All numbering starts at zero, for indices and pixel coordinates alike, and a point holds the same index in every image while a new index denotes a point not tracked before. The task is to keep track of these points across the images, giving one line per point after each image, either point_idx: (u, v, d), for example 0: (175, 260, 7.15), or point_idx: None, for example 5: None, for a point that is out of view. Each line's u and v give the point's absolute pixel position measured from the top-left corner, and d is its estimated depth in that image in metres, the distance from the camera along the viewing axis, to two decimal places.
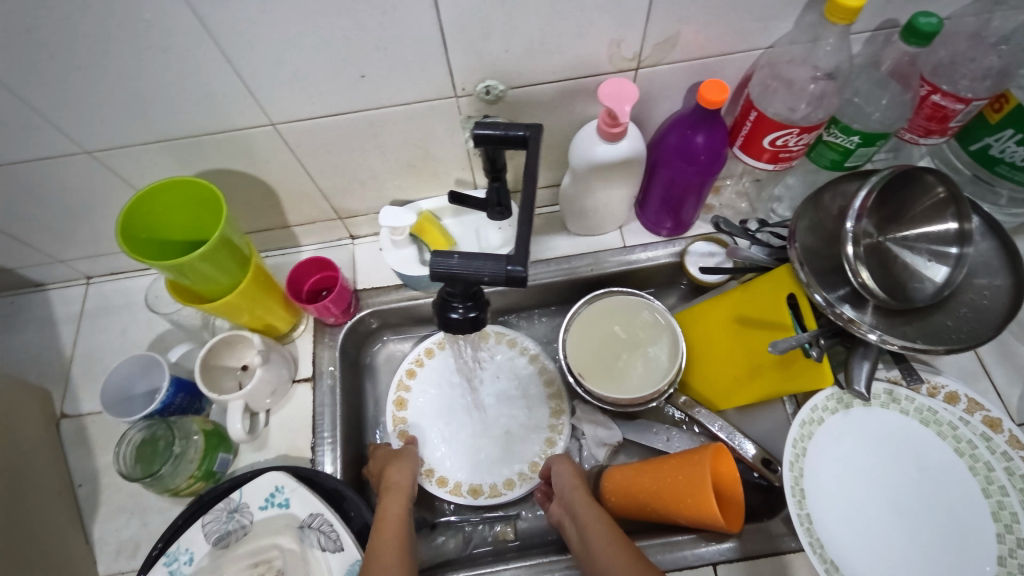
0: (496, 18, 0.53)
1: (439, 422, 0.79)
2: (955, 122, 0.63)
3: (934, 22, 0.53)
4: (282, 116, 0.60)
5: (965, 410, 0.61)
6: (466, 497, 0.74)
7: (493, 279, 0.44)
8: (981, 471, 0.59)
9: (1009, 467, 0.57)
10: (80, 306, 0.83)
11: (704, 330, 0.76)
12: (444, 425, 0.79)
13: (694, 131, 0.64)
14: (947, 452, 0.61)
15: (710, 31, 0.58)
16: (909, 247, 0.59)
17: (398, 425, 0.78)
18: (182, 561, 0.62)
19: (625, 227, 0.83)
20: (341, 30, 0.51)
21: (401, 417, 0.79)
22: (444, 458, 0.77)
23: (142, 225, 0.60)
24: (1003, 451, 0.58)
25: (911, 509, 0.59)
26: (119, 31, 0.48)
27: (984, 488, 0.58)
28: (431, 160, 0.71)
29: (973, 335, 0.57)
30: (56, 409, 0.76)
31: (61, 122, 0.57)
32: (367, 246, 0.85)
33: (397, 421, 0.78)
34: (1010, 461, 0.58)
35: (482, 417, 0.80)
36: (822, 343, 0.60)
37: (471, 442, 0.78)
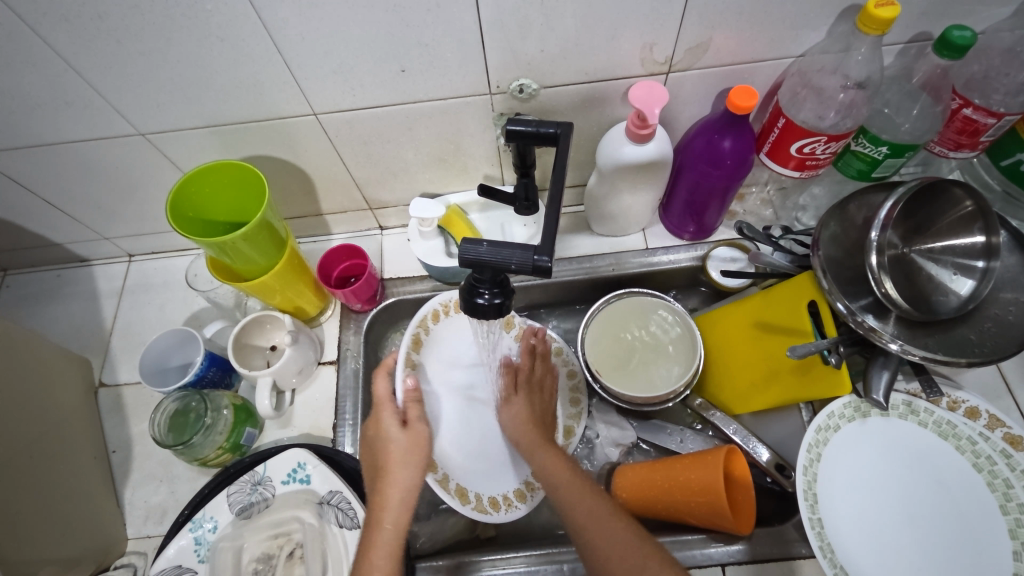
0: (534, 18, 0.55)
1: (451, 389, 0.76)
2: (986, 136, 0.63)
3: (968, 36, 0.54)
4: (323, 107, 0.63)
5: (985, 426, 0.61)
6: (454, 499, 0.69)
7: (520, 268, 0.45)
8: (999, 488, 0.58)
9: None
10: (122, 282, 0.87)
11: (723, 335, 0.76)
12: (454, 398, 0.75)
13: (721, 136, 0.65)
14: (965, 467, 0.60)
15: (743, 37, 0.59)
16: (934, 259, 0.59)
17: (408, 367, 0.72)
18: (207, 528, 0.64)
19: (648, 229, 0.85)
20: (387, 26, 0.54)
21: (412, 359, 0.73)
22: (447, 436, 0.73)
23: (190, 205, 0.64)
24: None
25: (925, 522, 0.59)
26: (181, 20, 0.51)
27: (1002, 505, 0.58)
28: (463, 155, 0.74)
29: (996, 349, 0.57)
30: (95, 378, 0.80)
31: (120, 105, 0.61)
32: (395, 237, 0.87)
33: (410, 360, 0.72)
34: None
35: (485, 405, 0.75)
36: (842, 350, 0.60)
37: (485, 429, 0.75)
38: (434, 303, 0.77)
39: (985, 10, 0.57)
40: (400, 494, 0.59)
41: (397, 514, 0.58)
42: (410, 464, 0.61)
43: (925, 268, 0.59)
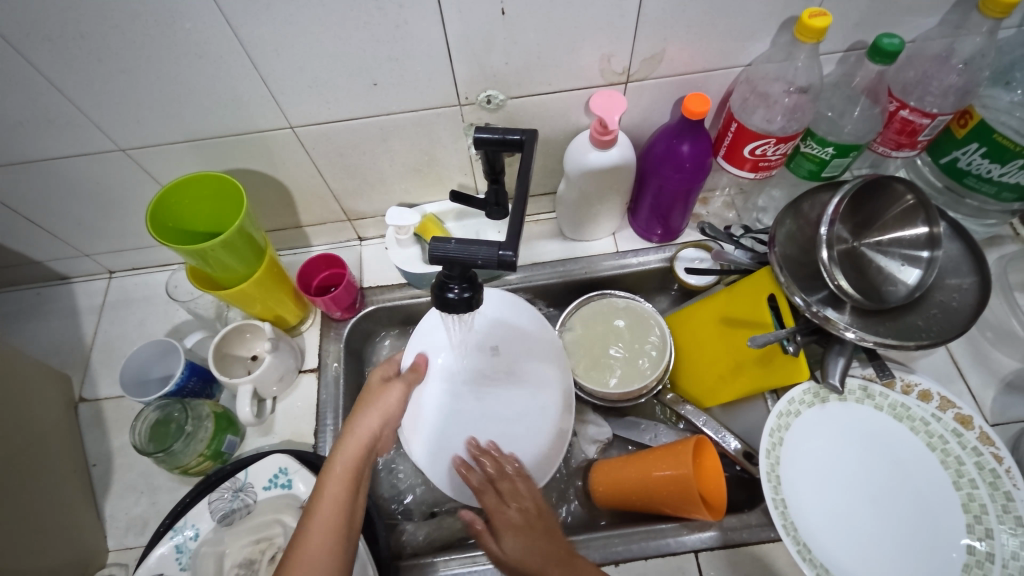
0: (498, 33, 0.58)
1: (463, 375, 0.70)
2: (923, 136, 0.68)
3: (897, 43, 0.58)
4: (300, 120, 0.66)
5: (938, 407, 0.64)
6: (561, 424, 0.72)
7: (486, 262, 0.48)
8: (952, 465, 0.62)
9: (978, 462, 0.61)
10: (102, 298, 0.88)
11: (692, 332, 0.79)
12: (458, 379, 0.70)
13: (680, 141, 0.69)
14: (921, 446, 0.64)
15: (694, 49, 0.63)
16: (882, 251, 0.63)
17: None
18: (188, 536, 0.65)
19: (618, 233, 0.88)
20: (359, 41, 0.57)
21: None
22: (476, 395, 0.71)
23: (171, 214, 0.66)
24: (973, 446, 0.61)
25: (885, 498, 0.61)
26: (162, 40, 0.54)
27: (955, 481, 0.61)
28: (436, 166, 0.77)
29: (942, 333, 0.60)
30: (75, 393, 0.80)
31: (102, 122, 0.63)
32: (373, 247, 0.90)
33: None
34: (980, 455, 0.61)
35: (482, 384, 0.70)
36: (799, 339, 0.63)
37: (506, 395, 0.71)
38: None
39: (914, 20, 0.62)
40: (371, 436, 0.58)
41: (363, 448, 0.56)
42: (378, 412, 0.60)
43: (874, 260, 0.63)
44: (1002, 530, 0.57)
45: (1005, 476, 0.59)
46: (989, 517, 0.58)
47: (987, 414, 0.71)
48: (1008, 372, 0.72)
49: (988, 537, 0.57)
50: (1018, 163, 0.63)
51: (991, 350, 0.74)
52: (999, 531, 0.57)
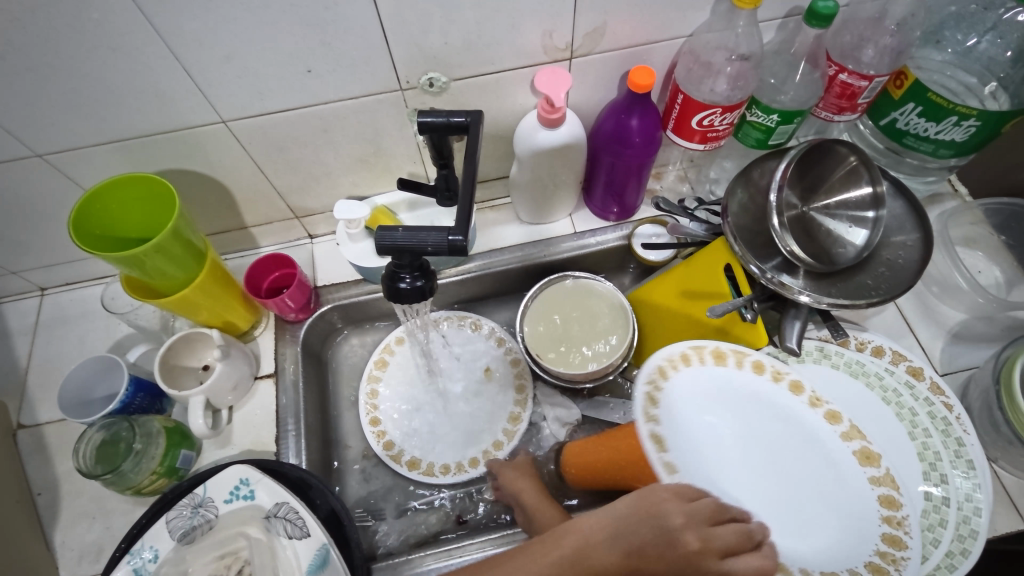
0: (433, 11, 0.56)
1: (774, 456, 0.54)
2: (863, 98, 0.69)
3: (831, 5, 0.58)
4: (233, 113, 0.62)
5: (890, 362, 0.67)
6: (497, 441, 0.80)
7: (436, 249, 0.47)
8: (907, 416, 0.64)
9: (931, 411, 0.63)
10: (35, 317, 0.83)
11: (653, 309, 0.79)
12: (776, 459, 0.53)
13: (628, 115, 0.68)
14: (875, 401, 0.65)
15: (634, 20, 0.62)
16: (830, 214, 0.64)
17: (370, 413, 0.80)
18: (146, 559, 0.62)
19: (575, 214, 0.87)
20: (287, 26, 0.54)
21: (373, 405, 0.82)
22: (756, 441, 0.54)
23: (96, 221, 0.62)
24: (926, 397, 0.64)
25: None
26: (69, 32, 0.50)
27: (911, 432, 0.63)
28: (383, 155, 0.74)
29: (890, 290, 0.62)
30: (12, 419, 0.75)
31: (10, 126, 0.58)
32: (325, 244, 0.86)
33: (370, 408, 0.81)
34: (932, 405, 0.64)
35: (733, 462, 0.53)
36: (756, 306, 0.64)
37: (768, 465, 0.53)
38: (376, 352, 0.84)
39: None
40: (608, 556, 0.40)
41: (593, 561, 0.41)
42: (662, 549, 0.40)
43: (822, 222, 0.64)
44: (955, 475, 0.60)
45: (955, 423, 0.62)
46: (943, 464, 0.61)
47: (936, 364, 0.73)
48: (953, 323, 0.75)
49: (943, 483, 0.60)
50: (952, 120, 0.65)
51: (936, 304, 0.76)
52: (951, 475, 0.60)
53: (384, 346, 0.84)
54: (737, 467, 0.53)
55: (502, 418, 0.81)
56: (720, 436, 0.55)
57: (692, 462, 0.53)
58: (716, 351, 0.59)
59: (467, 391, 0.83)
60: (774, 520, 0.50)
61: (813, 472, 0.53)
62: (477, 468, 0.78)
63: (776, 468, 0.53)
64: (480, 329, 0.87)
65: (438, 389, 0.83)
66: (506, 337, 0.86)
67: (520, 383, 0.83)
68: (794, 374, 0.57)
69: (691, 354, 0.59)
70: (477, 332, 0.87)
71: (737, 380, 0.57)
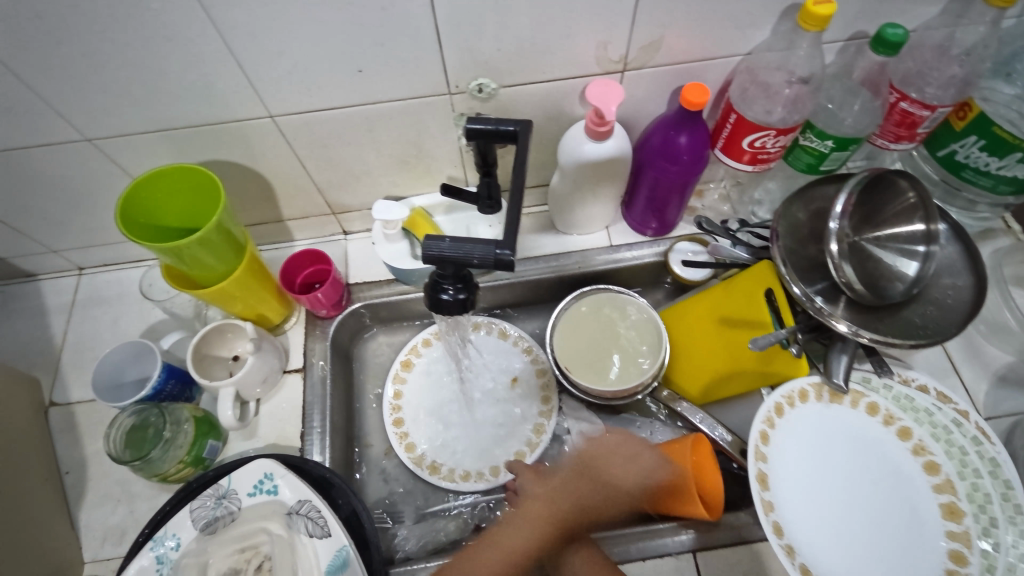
0: (489, 17, 0.55)
1: (864, 492, 0.62)
2: (923, 128, 0.66)
3: (900, 33, 0.56)
4: (281, 109, 0.62)
5: (937, 398, 0.64)
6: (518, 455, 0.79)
7: (482, 262, 0.46)
8: (956, 455, 0.62)
9: (980, 450, 0.61)
10: (72, 296, 0.84)
11: (687, 328, 0.78)
12: (856, 493, 0.62)
13: (677, 132, 0.67)
14: (926, 438, 0.63)
15: (691, 36, 0.61)
16: (880, 246, 0.62)
17: (394, 414, 0.80)
18: (169, 546, 0.62)
19: (612, 226, 0.86)
20: (342, 24, 0.53)
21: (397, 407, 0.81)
22: (846, 476, 0.63)
23: (143, 209, 0.62)
24: (974, 435, 0.62)
25: (907, 490, 0.62)
26: (129, 22, 0.50)
27: (960, 471, 0.61)
28: (425, 157, 0.74)
29: (937, 332, 0.60)
30: (45, 397, 0.76)
31: (65, 110, 0.59)
32: (360, 242, 0.86)
33: (393, 409, 0.81)
34: (981, 445, 0.61)
35: (823, 486, 0.63)
36: (801, 338, 0.62)
37: (854, 497, 0.62)
38: (402, 353, 0.84)
39: (914, 9, 0.60)
40: None
41: None
42: None
43: (872, 254, 0.62)
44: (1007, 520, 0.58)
45: (1005, 465, 0.59)
46: (994, 507, 0.59)
47: (979, 407, 0.71)
48: (999, 365, 0.73)
49: (993, 528, 0.58)
50: (1016, 157, 0.62)
51: (983, 345, 0.74)
52: (1004, 522, 0.58)
53: (411, 347, 0.84)
54: (822, 493, 0.62)
55: (525, 429, 0.80)
56: (812, 464, 0.64)
57: (785, 478, 0.62)
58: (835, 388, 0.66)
59: (491, 398, 0.83)
60: (846, 540, 0.60)
61: (898, 514, 0.61)
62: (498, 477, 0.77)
63: (853, 502, 0.62)
64: (508, 337, 0.86)
65: (463, 394, 0.83)
66: (534, 346, 0.86)
67: (545, 394, 0.82)
68: (905, 422, 0.65)
69: (808, 392, 0.65)
70: (505, 340, 0.86)
71: (851, 418, 0.65)
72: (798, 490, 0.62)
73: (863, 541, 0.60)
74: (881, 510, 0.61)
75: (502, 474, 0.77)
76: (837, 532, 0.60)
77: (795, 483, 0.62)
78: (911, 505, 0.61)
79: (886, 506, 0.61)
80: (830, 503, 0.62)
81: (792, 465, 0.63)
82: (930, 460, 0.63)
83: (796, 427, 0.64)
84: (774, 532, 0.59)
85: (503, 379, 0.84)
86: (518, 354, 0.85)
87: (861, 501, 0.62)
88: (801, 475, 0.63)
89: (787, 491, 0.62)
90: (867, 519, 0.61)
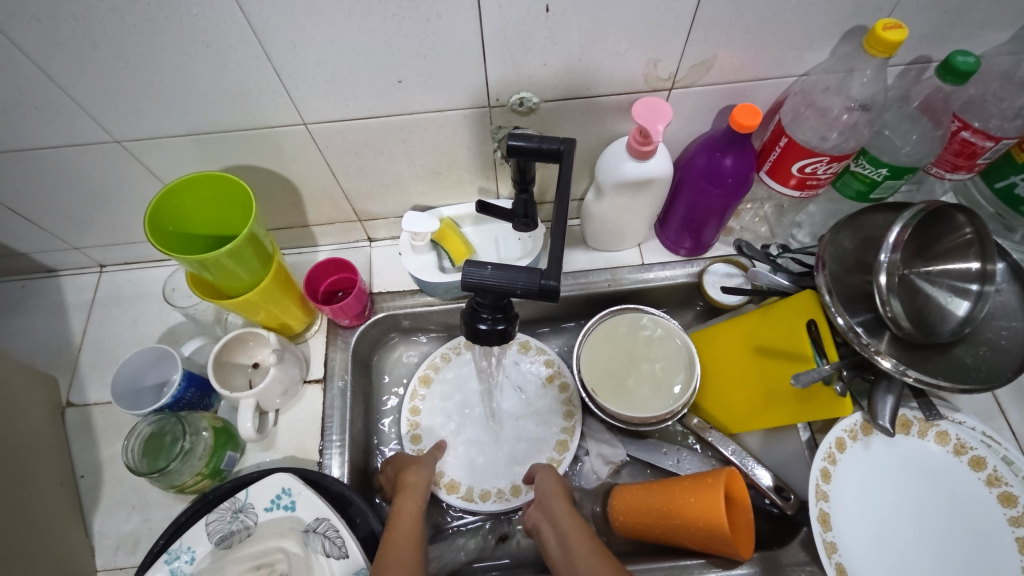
0: (538, 31, 0.53)
1: (928, 527, 0.60)
2: (983, 159, 0.63)
3: (972, 62, 0.53)
4: (315, 116, 0.60)
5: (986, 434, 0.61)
6: None
7: (526, 291, 0.44)
8: (1006, 498, 0.59)
9: None
10: (91, 294, 0.83)
11: (720, 355, 0.75)
12: (917, 528, 0.60)
13: (723, 154, 0.64)
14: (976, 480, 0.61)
15: (746, 56, 0.58)
16: (932, 282, 0.58)
17: (411, 430, 0.78)
18: (184, 560, 0.60)
19: (644, 244, 0.83)
20: (385, 35, 0.51)
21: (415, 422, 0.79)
22: (907, 509, 0.61)
23: (170, 217, 0.60)
24: None
25: (980, 524, 0.59)
26: (166, 26, 0.48)
27: (1013, 518, 0.58)
28: (457, 168, 0.71)
29: (990, 376, 0.57)
30: (62, 397, 0.75)
31: (95, 111, 0.57)
32: (384, 249, 0.84)
33: (410, 425, 0.78)
34: None
35: (885, 521, 0.61)
36: (845, 376, 0.59)
37: (917, 533, 0.60)
38: (421, 368, 0.82)
39: (984, 34, 0.57)
40: None
41: None
42: None
43: (922, 290, 0.58)
44: None
45: None
46: None
47: None
48: None
49: None
50: None
51: None
52: None
53: (430, 361, 0.82)
54: (882, 528, 0.60)
55: (548, 447, 0.78)
56: (870, 499, 0.62)
57: (843, 513, 0.60)
58: (901, 419, 0.63)
59: (511, 414, 0.80)
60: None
61: (967, 549, 0.58)
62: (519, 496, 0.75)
63: (916, 537, 0.60)
64: (530, 350, 0.84)
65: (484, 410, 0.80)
66: (557, 362, 0.83)
67: (567, 410, 0.80)
68: (973, 455, 0.61)
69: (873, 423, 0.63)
70: (526, 353, 0.84)
71: (913, 451, 0.63)
72: (855, 523, 0.60)
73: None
74: (947, 545, 0.59)
75: (522, 494, 0.75)
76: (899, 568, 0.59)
77: (852, 518, 0.61)
78: (980, 540, 0.58)
79: (952, 541, 0.59)
80: (890, 537, 0.60)
81: (849, 500, 0.61)
82: (1006, 491, 0.59)
83: (854, 464, 0.62)
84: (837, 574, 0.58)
85: (525, 395, 0.81)
86: (540, 370, 0.83)
87: (925, 536, 0.60)
88: (859, 511, 0.61)
89: (846, 526, 0.60)
90: (932, 555, 0.59)
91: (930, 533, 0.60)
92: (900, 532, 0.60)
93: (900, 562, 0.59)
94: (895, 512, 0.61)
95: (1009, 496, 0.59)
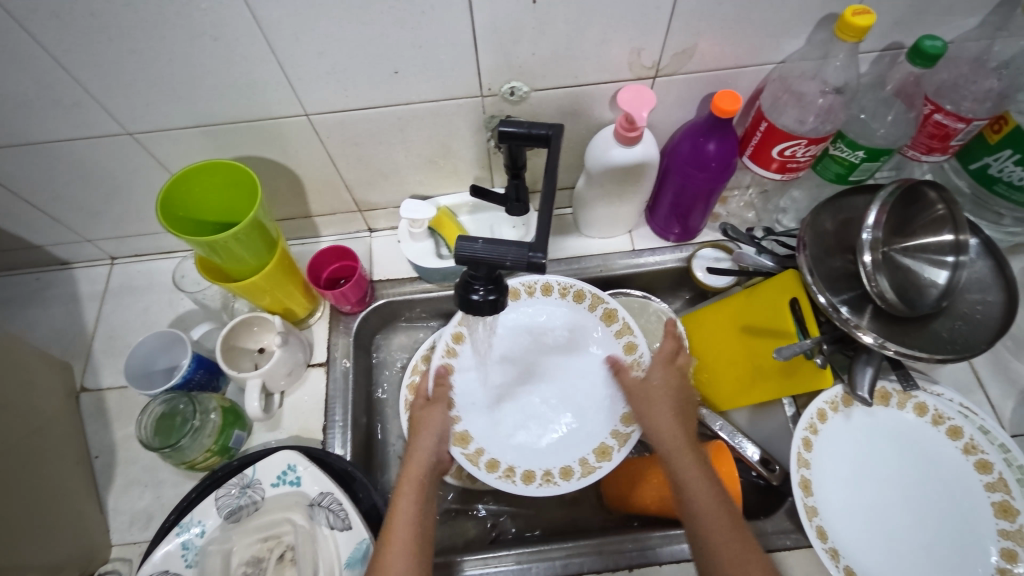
0: (527, 22, 0.56)
1: (905, 492, 0.62)
2: (956, 141, 0.66)
3: (939, 45, 0.56)
4: (317, 108, 0.63)
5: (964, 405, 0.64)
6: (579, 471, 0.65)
7: (514, 264, 0.46)
8: (982, 464, 0.61)
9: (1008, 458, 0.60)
10: (104, 285, 0.86)
11: (709, 335, 0.77)
12: (895, 494, 0.63)
13: (706, 139, 0.67)
14: (955, 450, 0.63)
15: (725, 43, 0.61)
16: (910, 257, 0.60)
17: (445, 356, 0.69)
18: (194, 533, 0.63)
19: (635, 231, 0.86)
20: (384, 27, 0.54)
21: (452, 350, 0.70)
22: (886, 476, 0.63)
23: (180, 203, 0.63)
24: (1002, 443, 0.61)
25: (956, 490, 0.61)
26: (176, 20, 0.52)
27: (989, 483, 0.60)
28: (453, 157, 0.74)
29: (966, 346, 0.59)
30: (76, 382, 0.78)
31: (108, 104, 0.60)
32: (384, 239, 0.88)
33: (448, 351, 0.69)
34: (1008, 453, 0.61)
35: (864, 487, 0.63)
36: (826, 350, 0.61)
37: (894, 498, 0.62)
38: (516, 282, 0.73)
39: (953, 20, 0.60)
40: None
41: None
42: None
43: (901, 265, 0.60)
44: None
45: None
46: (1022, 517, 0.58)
47: (1006, 424, 0.70)
48: None
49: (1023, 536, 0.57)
50: None
51: (1011, 361, 0.73)
52: None
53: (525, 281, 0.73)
54: (861, 493, 0.63)
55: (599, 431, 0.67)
56: (850, 466, 0.64)
57: (823, 480, 0.63)
58: (880, 391, 0.66)
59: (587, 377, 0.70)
60: (888, 539, 0.61)
61: (942, 513, 0.61)
62: (531, 485, 0.65)
63: (893, 503, 0.62)
64: (585, 300, 0.73)
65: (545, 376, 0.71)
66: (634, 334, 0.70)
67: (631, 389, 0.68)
68: (952, 424, 0.64)
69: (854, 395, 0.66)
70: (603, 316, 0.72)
71: (892, 422, 0.65)
72: (835, 489, 0.63)
73: (905, 539, 0.60)
74: (925, 510, 0.61)
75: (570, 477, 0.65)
76: (877, 531, 0.61)
77: (832, 484, 0.63)
78: (957, 504, 0.61)
79: (930, 507, 0.61)
80: (869, 503, 0.62)
81: (829, 467, 0.64)
82: (982, 458, 0.62)
83: (834, 432, 0.65)
84: (818, 536, 0.60)
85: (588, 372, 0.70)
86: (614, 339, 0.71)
87: (903, 501, 0.62)
88: (838, 477, 0.63)
89: (825, 492, 0.63)
90: (909, 520, 0.61)
91: (907, 499, 0.62)
92: (878, 497, 0.63)
93: (879, 526, 0.61)
94: (876, 479, 0.63)
95: (984, 462, 0.61)
